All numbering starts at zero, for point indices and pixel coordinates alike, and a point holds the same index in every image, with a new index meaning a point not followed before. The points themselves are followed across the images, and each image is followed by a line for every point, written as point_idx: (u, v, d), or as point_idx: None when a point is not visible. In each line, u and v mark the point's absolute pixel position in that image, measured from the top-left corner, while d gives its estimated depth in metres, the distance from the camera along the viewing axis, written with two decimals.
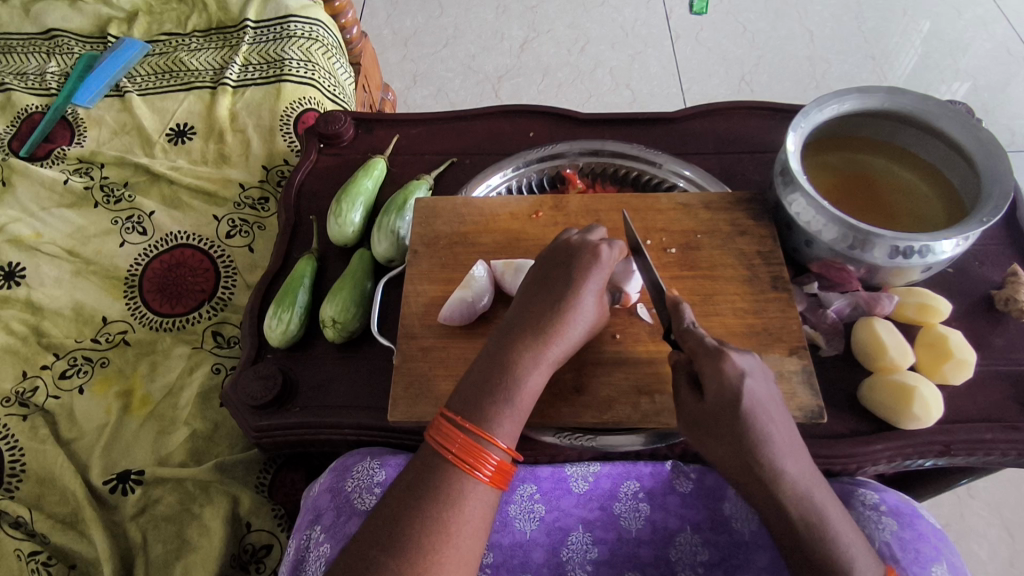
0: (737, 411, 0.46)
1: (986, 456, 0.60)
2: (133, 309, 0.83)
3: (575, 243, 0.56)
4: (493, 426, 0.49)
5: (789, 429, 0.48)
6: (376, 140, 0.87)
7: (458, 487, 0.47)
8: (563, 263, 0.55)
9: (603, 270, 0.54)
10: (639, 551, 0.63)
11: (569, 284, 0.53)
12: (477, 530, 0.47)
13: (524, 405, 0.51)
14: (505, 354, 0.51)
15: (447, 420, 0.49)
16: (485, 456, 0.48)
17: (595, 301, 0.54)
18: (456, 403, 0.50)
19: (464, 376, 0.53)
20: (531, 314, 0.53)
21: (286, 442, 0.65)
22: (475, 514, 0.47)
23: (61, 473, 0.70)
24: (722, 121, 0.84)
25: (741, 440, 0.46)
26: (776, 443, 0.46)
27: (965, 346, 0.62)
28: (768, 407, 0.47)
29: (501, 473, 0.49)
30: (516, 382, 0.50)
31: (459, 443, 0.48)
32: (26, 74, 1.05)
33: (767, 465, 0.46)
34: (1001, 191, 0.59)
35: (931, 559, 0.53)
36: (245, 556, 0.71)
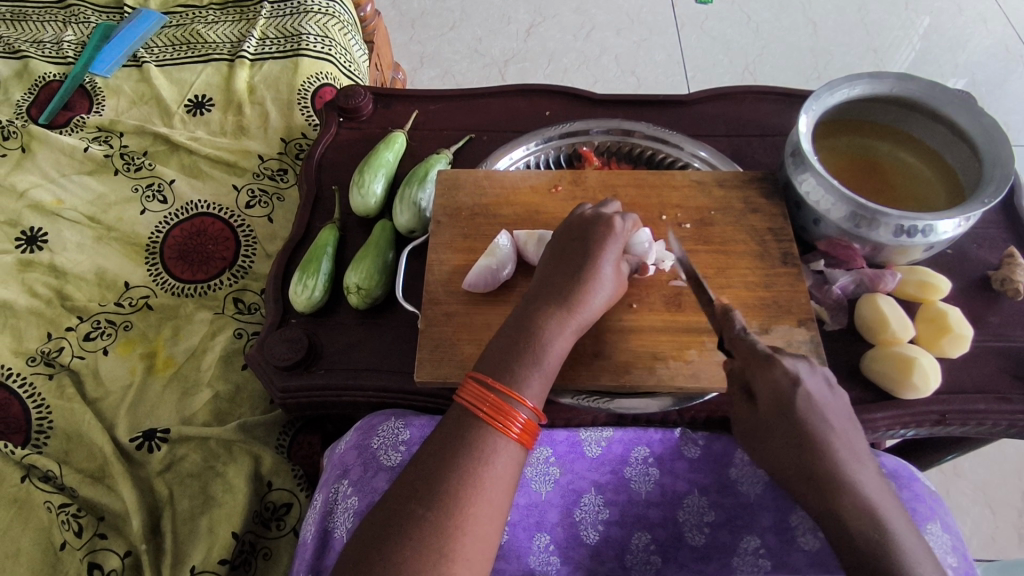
0: (792, 409, 0.48)
1: (979, 426, 0.64)
2: (155, 275, 0.85)
3: (590, 217, 0.59)
4: (521, 387, 0.51)
5: (854, 438, 0.49)
6: (395, 115, 0.89)
7: (489, 443, 0.49)
8: (582, 234, 0.58)
9: (619, 241, 0.57)
10: (648, 513, 0.66)
11: (590, 255, 0.56)
12: (507, 485, 0.49)
13: (550, 367, 0.53)
14: (531, 319, 0.54)
15: (477, 381, 0.51)
16: (513, 414, 0.50)
17: (614, 271, 0.57)
18: (484, 365, 0.53)
19: (490, 342, 0.55)
20: (554, 282, 0.56)
21: (310, 403, 0.68)
22: (505, 469, 0.49)
23: (88, 430, 0.73)
24: (733, 105, 0.87)
25: (796, 441, 0.48)
26: (839, 450, 0.48)
27: (963, 321, 0.65)
28: (831, 414, 0.49)
29: (528, 432, 0.51)
30: (542, 345, 0.53)
31: (489, 402, 0.50)
32: (43, 42, 1.05)
33: (826, 468, 0.47)
34: (1001, 175, 0.62)
35: (925, 518, 0.57)
36: (267, 514, 0.73)
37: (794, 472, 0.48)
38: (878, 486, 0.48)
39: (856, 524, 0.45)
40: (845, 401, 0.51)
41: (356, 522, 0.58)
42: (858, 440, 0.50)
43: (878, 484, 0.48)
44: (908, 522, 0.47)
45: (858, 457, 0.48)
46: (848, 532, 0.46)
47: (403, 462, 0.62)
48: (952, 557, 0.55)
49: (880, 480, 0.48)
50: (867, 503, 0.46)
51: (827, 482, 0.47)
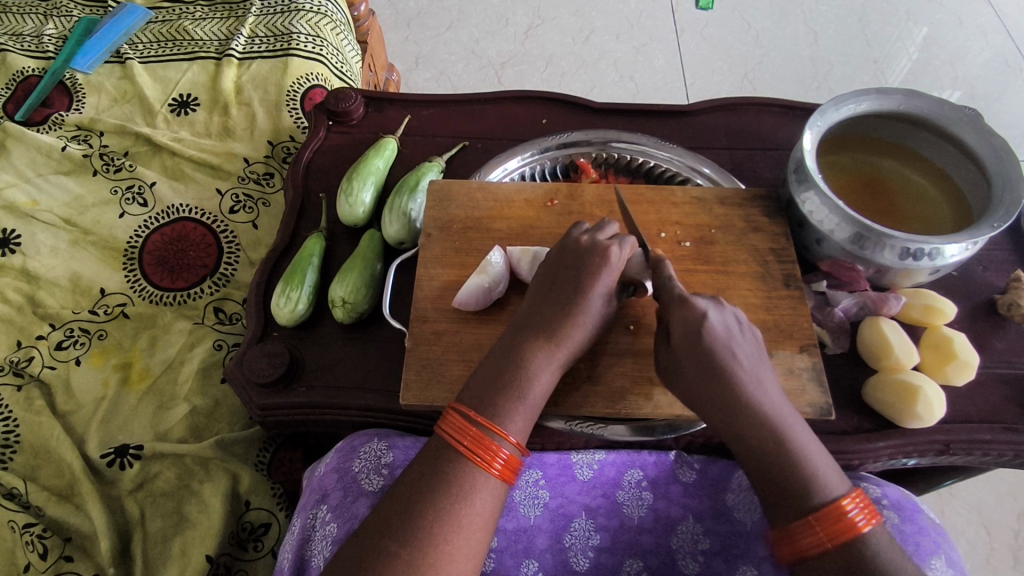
0: (700, 344, 0.48)
1: (983, 456, 0.62)
2: (133, 282, 0.82)
3: (586, 244, 0.55)
4: (505, 422, 0.49)
5: (761, 362, 0.49)
6: (386, 119, 0.86)
7: (468, 480, 0.47)
8: (575, 264, 0.54)
9: (612, 273, 0.54)
10: (640, 539, 0.63)
11: (582, 284, 0.53)
12: (486, 523, 0.46)
13: (536, 402, 0.50)
14: (517, 351, 0.51)
15: (458, 413, 0.49)
16: (496, 449, 0.47)
17: (607, 302, 0.54)
18: (468, 397, 0.50)
19: (475, 371, 0.53)
20: (543, 312, 0.53)
21: (290, 422, 0.65)
22: (484, 507, 0.46)
23: (57, 445, 0.69)
24: (735, 117, 0.85)
25: (703, 372, 0.48)
26: (742, 374, 0.48)
27: (969, 348, 0.63)
28: (737, 344, 0.49)
29: (511, 468, 0.48)
30: (528, 379, 0.50)
31: (471, 436, 0.48)
32: (23, 35, 1.02)
33: (730, 394, 0.48)
34: (1012, 198, 0.59)
35: (930, 553, 0.54)
36: (244, 534, 0.70)
37: (699, 402, 0.49)
38: (779, 403, 0.49)
39: (757, 443, 0.47)
40: (756, 334, 0.51)
41: (335, 550, 0.55)
42: (765, 368, 0.49)
43: (780, 401, 0.49)
44: (811, 435, 0.48)
45: (763, 381, 0.49)
46: (749, 450, 0.47)
47: (385, 487, 0.59)
48: None
49: (782, 398, 0.49)
50: (767, 420, 0.47)
51: (732, 409, 0.48)
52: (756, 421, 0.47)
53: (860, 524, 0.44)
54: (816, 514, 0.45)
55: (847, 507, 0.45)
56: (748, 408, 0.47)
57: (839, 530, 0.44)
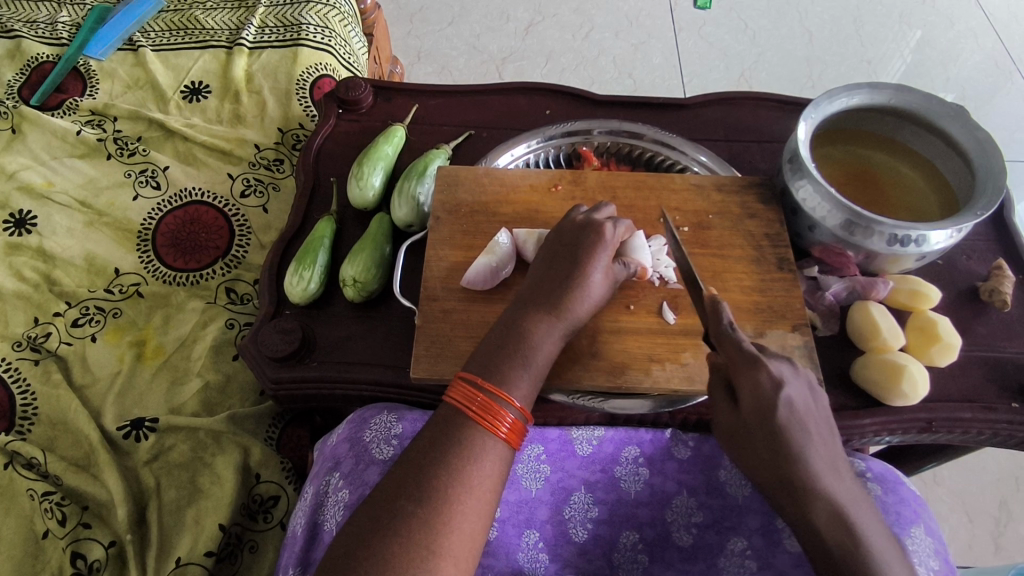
0: (773, 418, 0.46)
1: (964, 434, 0.65)
2: (146, 263, 0.84)
3: (581, 223, 0.58)
4: (510, 388, 0.51)
5: (831, 443, 0.49)
6: (394, 108, 0.88)
7: (478, 442, 0.49)
8: (572, 240, 0.57)
9: (608, 249, 0.57)
10: (637, 512, 0.67)
11: (581, 259, 0.56)
12: (494, 483, 0.49)
13: (538, 370, 0.53)
14: (520, 323, 0.54)
15: (466, 381, 0.51)
16: (501, 413, 0.50)
17: (606, 277, 0.57)
18: (474, 366, 0.53)
19: (481, 343, 0.55)
20: (545, 286, 0.56)
21: (301, 395, 0.67)
22: (493, 468, 0.49)
23: (75, 417, 0.72)
24: (732, 110, 0.88)
25: (778, 451, 0.47)
26: (817, 459, 0.47)
27: (952, 331, 0.66)
28: (811, 420, 0.48)
29: (516, 432, 0.51)
30: (531, 349, 0.53)
31: (478, 401, 0.50)
32: (36, 22, 1.04)
33: (805, 479, 0.47)
34: (994, 187, 0.63)
35: (910, 522, 0.57)
36: (254, 506, 0.72)
37: (775, 480, 0.48)
38: (850, 486, 0.48)
39: (827, 517, 0.47)
40: (825, 404, 0.50)
41: (347, 513, 0.58)
42: (836, 448, 0.49)
43: (851, 487, 0.49)
44: (876, 524, 0.48)
45: (833, 460, 0.48)
46: (817, 522, 0.47)
47: (395, 456, 0.61)
48: (934, 560, 0.56)
49: (850, 481, 0.49)
50: (841, 510, 0.47)
51: (808, 491, 0.47)
52: (829, 504, 0.47)
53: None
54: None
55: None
56: (826, 492, 0.47)
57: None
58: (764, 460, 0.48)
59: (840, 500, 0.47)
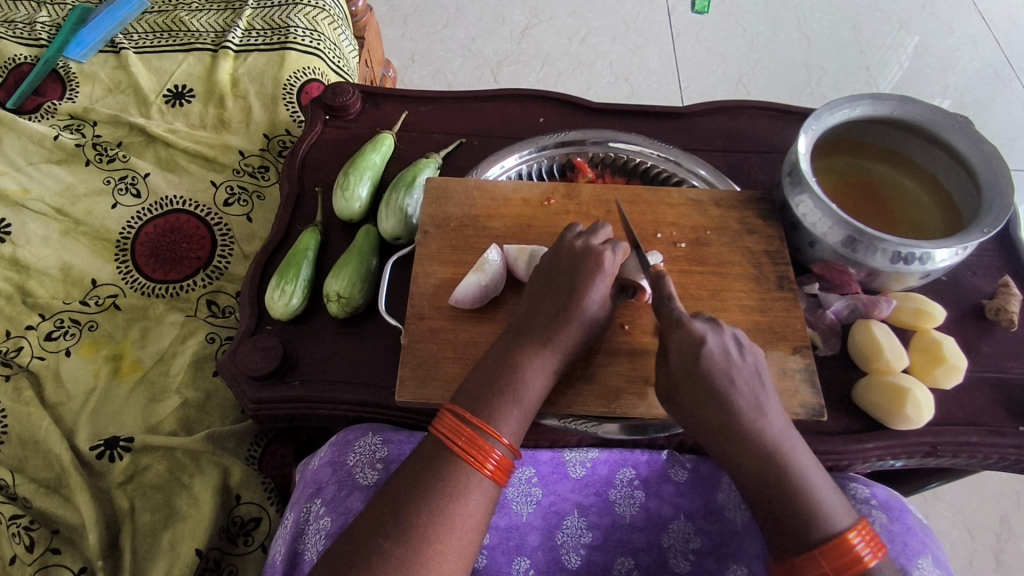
0: (696, 368, 0.48)
1: (970, 459, 0.62)
2: (125, 273, 0.81)
3: (579, 249, 0.55)
4: (498, 423, 0.49)
5: (760, 385, 0.48)
6: (383, 115, 0.86)
7: (461, 480, 0.47)
8: (570, 268, 0.55)
9: (606, 279, 0.54)
10: (632, 537, 0.64)
11: (577, 288, 0.53)
12: (478, 523, 0.46)
13: (529, 404, 0.51)
14: (511, 354, 0.52)
15: (452, 414, 0.49)
16: (488, 449, 0.47)
17: (602, 307, 0.55)
18: (462, 398, 0.50)
19: (470, 372, 0.53)
20: (539, 316, 0.54)
21: (282, 416, 0.64)
22: (477, 507, 0.46)
23: (45, 437, 0.69)
24: (730, 120, 0.85)
25: (703, 397, 0.47)
26: (742, 399, 0.47)
27: (957, 352, 0.64)
28: (736, 367, 0.48)
29: (502, 469, 0.48)
30: (523, 382, 0.51)
31: (465, 436, 0.48)
32: (15, 23, 1.00)
33: (729, 427, 0.47)
34: (1002, 205, 0.61)
35: (918, 552, 0.55)
36: (233, 529, 0.70)
37: (705, 431, 0.48)
38: (783, 425, 0.48)
39: (758, 459, 0.46)
40: (760, 358, 0.50)
41: (327, 543, 0.55)
42: (767, 392, 0.49)
43: (785, 426, 0.48)
44: (814, 461, 0.48)
45: (763, 403, 0.48)
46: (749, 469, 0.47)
47: (380, 480, 0.59)
48: None
49: (786, 424, 0.49)
50: (770, 449, 0.47)
51: (734, 434, 0.47)
52: (756, 444, 0.47)
53: (866, 559, 0.43)
54: (821, 548, 0.44)
55: (853, 542, 0.44)
56: (750, 433, 0.47)
57: (845, 562, 0.43)
58: (692, 409, 0.48)
59: (768, 440, 0.47)
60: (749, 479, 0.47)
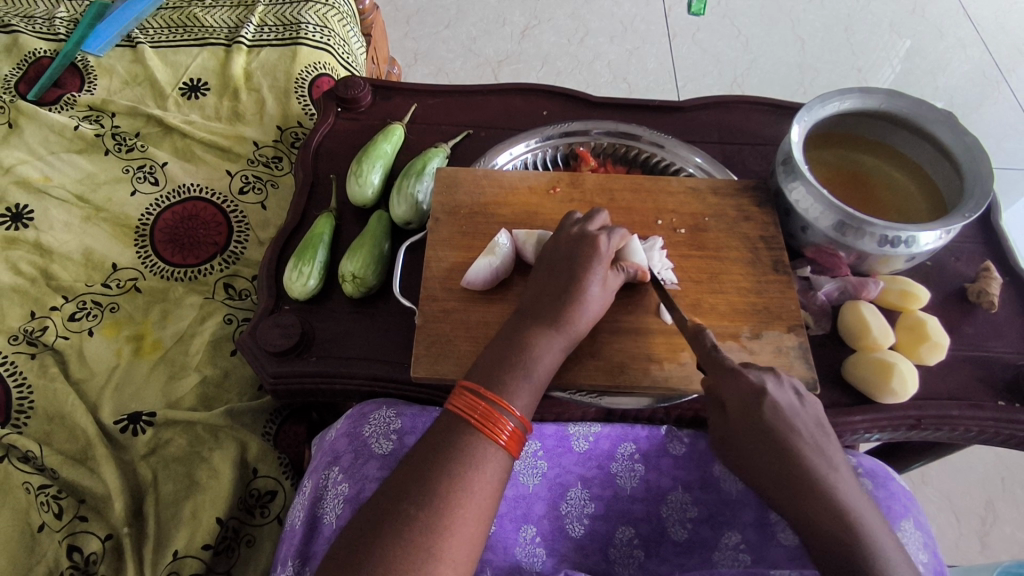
0: (760, 418, 0.50)
1: (952, 431, 0.66)
2: (144, 258, 0.84)
3: (577, 235, 0.60)
4: (511, 396, 0.52)
5: (821, 438, 0.51)
6: (393, 107, 0.89)
7: (478, 449, 0.49)
8: (570, 252, 0.58)
9: (604, 261, 0.58)
10: (632, 508, 0.67)
11: (579, 269, 0.57)
12: (494, 489, 0.49)
13: (539, 381, 0.54)
14: (519, 335, 0.55)
15: (468, 390, 0.51)
16: (502, 421, 0.50)
17: (603, 288, 0.58)
18: (476, 375, 0.53)
19: (482, 352, 0.56)
20: (544, 298, 0.57)
21: (300, 390, 0.67)
22: (492, 475, 0.49)
23: (71, 411, 0.71)
24: (726, 113, 0.89)
25: (765, 447, 0.49)
26: (803, 451, 0.49)
27: (940, 330, 0.68)
28: (797, 417, 0.51)
29: (516, 440, 0.51)
30: (532, 360, 0.54)
31: (480, 409, 0.51)
32: (34, 18, 1.04)
33: (797, 477, 0.49)
34: (982, 190, 0.64)
35: (900, 516, 0.59)
36: (251, 501, 0.72)
37: (772, 480, 0.49)
38: (847, 477, 0.50)
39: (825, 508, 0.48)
40: (818, 409, 0.53)
41: (347, 507, 0.58)
42: (828, 443, 0.51)
43: (847, 479, 0.50)
44: (878, 518, 0.49)
45: (824, 452, 0.50)
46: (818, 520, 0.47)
47: (394, 450, 0.62)
48: (924, 553, 0.57)
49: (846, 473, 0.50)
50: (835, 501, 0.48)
51: (802, 485, 0.48)
52: (821, 495, 0.48)
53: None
54: None
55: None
56: (817, 481, 0.48)
57: None
58: (756, 460, 0.50)
59: (833, 491, 0.48)
60: (817, 533, 0.47)
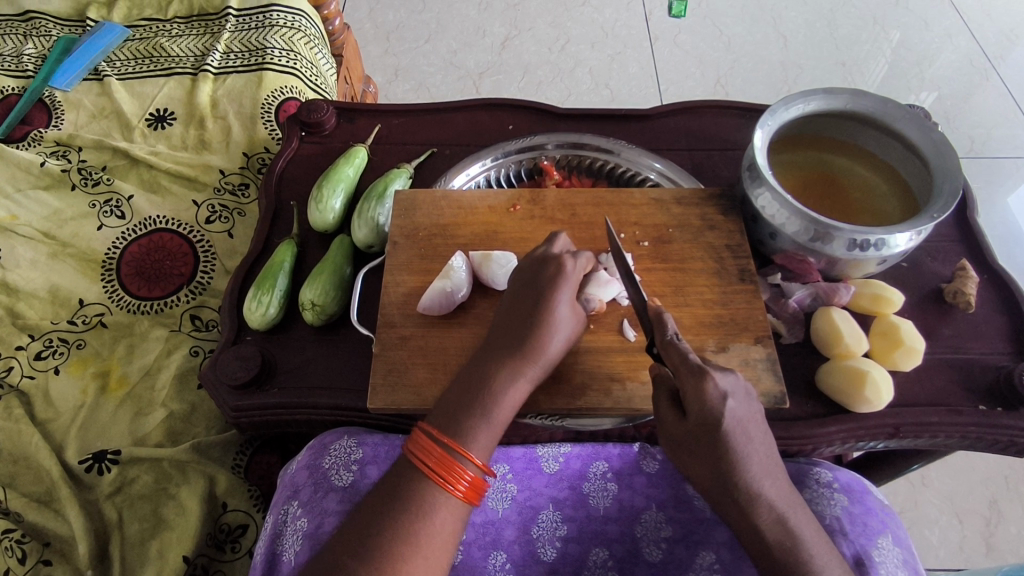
0: (717, 430, 0.47)
1: (932, 438, 0.64)
2: (110, 292, 0.84)
3: (540, 256, 0.57)
4: (469, 441, 0.49)
5: (769, 449, 0.50)
6: (357, 129, 0.88)
7: (431, 500, 0.48)
8: (534, 278, 0.56)
9: (569, 285, 0.55)
10: (606, 528, 0.65)
11: (542, 297, 0.54)
12: (446, 543, 0.47)
13: (502, 421, 0.52)
14: (482, 370, 0.52)
15: (425, 434, 0.50)
16: (459, 470, 0.48)
17: (571, 313, 0.55)
18: (436, 417, 0.51)
19: (444, 391, 0.54)
20: (509, 329, 0.54)
21: (264, 422, 0.66)
22: (445, 527, 0.47)
23: (35, 452, 0.71)
24: (694, 119, 0.88)
25: (719, 459, 0.48)
26: (755, 466, 0.48)
27: (916, 334, 0.65)
28: (751, 426, 0.49)
29: (475, 489, 0.49)
30: (493, 399, 0.51)
31: (435, 456, 0.49)
32: (2, 56, 1.04)
33: (742, 487, 0.48)
34: (952, 189, 0.62)
35: (877, 532, 0.56)
36: (221, 535, 0.71)
37: (718, 489, 0.49)
38: (787, 494, 0.50)
39: (766, 530, 0.48)
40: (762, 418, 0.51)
41: (304, 543, 0.57)
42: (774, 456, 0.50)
43: (788, 495, 0.50)
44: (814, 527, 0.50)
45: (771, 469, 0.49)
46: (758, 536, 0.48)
47: (355, 482, 0.61)
48: (904, 571, 0.55)
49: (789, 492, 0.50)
50: (783, 516, 0.48)
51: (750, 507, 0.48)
52: (771, 512, 0.48)
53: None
54: None
55: None
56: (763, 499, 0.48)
57: None
58: (698, 472, 0.49)
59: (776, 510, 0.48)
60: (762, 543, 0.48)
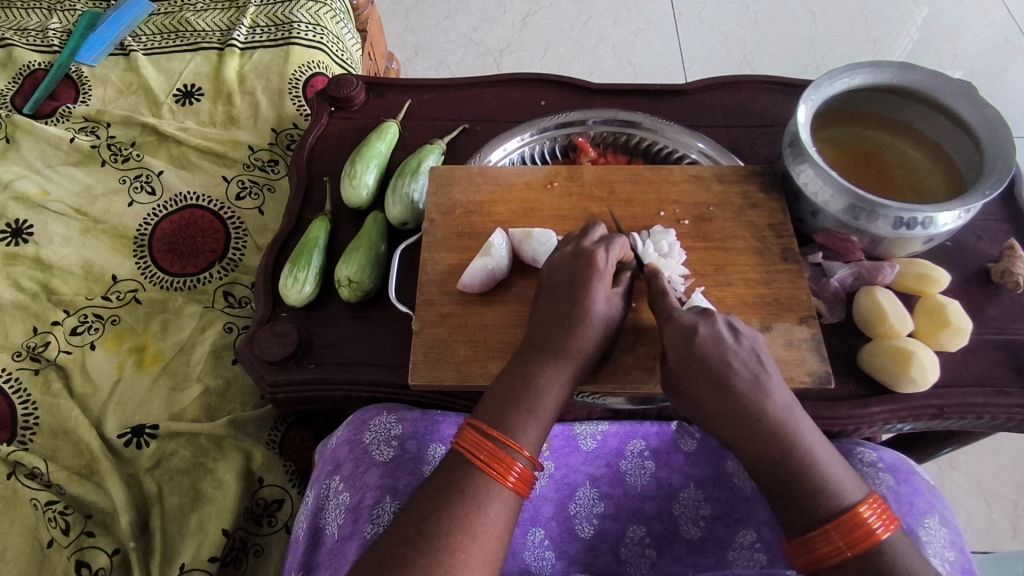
0: (692, 356, 0.48)
1: (977, 420, 0.63)
2: (143, 268, 0.84)
3: (571, 254, 0.56)
4: (517, 435, 0.49)
5: (759, 369, 0.48)
6: (387, 104, 0.87)
7: (483, 490, 0.47)
8: (568, 275, 0.55)
9: (604, 278, 0.54)
10: (644, 506, 0.65)
11: (579, 293, 0.53)
12: (501, 533, 0.47)
13: (547, 416, 0.51)
14: (526, 366, 0.52)
15: (473, 428, 0.49)
16: (510, 462, 0.48)
17: (610, 304, 0.54)
18: (484, 412, 0.51)
19: (491, 385, 0.53)
20: (546, 327, 0.53)
21: (301, 398, 0.67)
22: (498, 517, 0.47)
23: (75, 426, 0.72)
24: (731, 95, 0.86)
25: (701, 388, 0.48)
26: (740, 388, 0.47)
27: (962, 314, 0.64)
28: (732, 353, 0.48)
29: (525, 481, 0.49)
30: (540, 393, 0.51)
31: (486, 449, 0.48)
32: (28, 30, 1.04)
33: (730, 404, 0.47)
34: (1003, 165, 0.61)
35: (924, 511, 0.56)
36: (258, 510, 0.72)
37: (707, 414, 0.48)
38: (786, 407, 0.47)
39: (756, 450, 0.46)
40: (757, 341, 0.50)
41: (348, 518, 0.57)
42: (770, 376, 0.48)
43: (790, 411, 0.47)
44: (822, 441, 0.47)
45: (764, 385, 0.47)
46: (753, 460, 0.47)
47: (395, 457, 0.60)
48: (951, 551, 0.54)
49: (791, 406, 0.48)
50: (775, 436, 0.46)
51: (739, 420, 0.46)
52: (763, 429, 0.46)
53: (878, 532, 0.43)
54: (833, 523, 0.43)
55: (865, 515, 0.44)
56: (753, 417, 0.46)
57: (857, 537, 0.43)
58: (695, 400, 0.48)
59: (771, 418, 0.46)
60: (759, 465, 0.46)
